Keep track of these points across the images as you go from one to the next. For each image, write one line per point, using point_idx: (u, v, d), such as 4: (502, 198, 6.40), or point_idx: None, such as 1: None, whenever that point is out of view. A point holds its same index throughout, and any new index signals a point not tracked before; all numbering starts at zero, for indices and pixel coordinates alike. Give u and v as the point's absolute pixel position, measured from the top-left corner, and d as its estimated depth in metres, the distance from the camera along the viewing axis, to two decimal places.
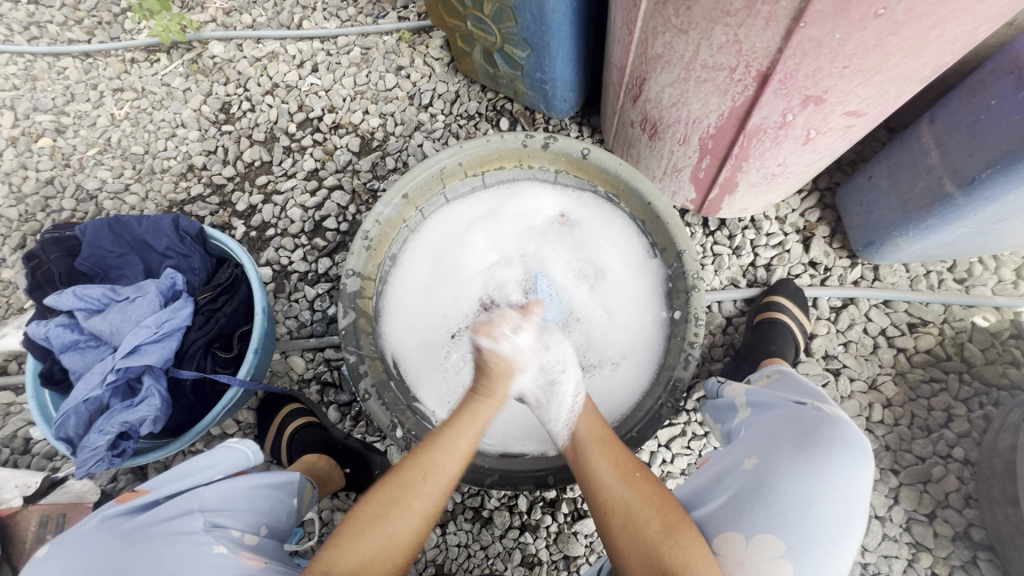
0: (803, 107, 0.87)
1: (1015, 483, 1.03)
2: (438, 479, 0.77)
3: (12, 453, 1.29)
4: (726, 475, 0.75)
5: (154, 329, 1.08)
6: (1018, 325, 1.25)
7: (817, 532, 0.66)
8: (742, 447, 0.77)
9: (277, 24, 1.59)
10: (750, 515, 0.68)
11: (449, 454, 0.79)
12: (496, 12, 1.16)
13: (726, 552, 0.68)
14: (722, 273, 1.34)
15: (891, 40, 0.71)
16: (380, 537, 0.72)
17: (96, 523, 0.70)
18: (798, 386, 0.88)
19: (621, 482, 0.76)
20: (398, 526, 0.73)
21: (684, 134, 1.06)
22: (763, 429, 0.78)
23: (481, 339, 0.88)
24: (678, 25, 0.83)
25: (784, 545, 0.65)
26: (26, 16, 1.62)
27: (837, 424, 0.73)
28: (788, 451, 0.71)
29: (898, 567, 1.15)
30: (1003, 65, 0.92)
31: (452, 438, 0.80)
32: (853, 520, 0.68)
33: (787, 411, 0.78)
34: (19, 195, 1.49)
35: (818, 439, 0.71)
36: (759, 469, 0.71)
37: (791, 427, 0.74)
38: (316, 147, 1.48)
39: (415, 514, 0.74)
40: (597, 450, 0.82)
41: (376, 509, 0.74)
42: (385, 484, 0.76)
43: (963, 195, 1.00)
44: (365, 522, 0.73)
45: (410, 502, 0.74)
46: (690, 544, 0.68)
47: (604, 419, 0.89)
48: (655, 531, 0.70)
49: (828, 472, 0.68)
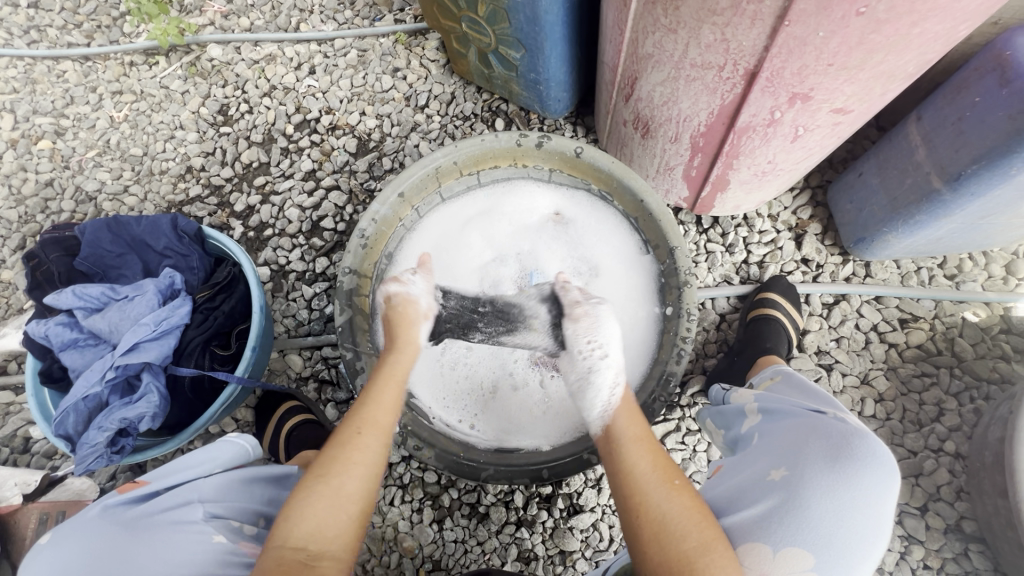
0: (790, 104, 0.88)
1: (1002, 474, 1.04)
2: (374, 430, 0.82)
3: (12, 452, 1.30)
4: (753, 486, 0.76)
5: (153, 327, 1.09)
6: (1008, 320, 1.26)
7: (844, 544, 0.67)
8: (767, 457, 0.78)
9: (275, 27, 1.60)
10: (778, 528, 0.69)
11: (378, 407, 0.85)
12: (490, 14, 1.18)
13: (752, 562, 0.69)
14: (716, 270, 1.35)
15: (874, 38, 0.72)
16: (329, 494, 0.74)
17: (98, 512, 0.71)
18: (808, 391, 0.89)
19: (662, 488, 0.76)
20: (348, 478, 0.76)
21: (675, 132, 1.08)
22: (785, 439, 0.78)
23: (390, 285, 1.03)
24: (667, 25, 0.85)
25: (813, 558, 0.67)
26: (26, 20, 1.64)
27: (865, 437, 0.73)
28: (818, 465, 0.71)
29: (890, 559, 1.15)
30: (985, 63, 0.93)
31: (379, 392, 0.88)
32: (879, 532, 0.69)
33: (807, 420, 0.79)
34: (20, 196, 1.51)
35: (848, 453, 0.71)
36: (789, 481, 0.72)
37: (818, 438, 0.75)
38: (313, 148, 1.50)
39: (360, 467, 0.78)
40: (638, 451, 0.82)
41: (319, 471, 0.76)
42: (325, 449, 0.79)
43: (950, 190, 1.01)
44: (309, 485, 0.75)
45: (352, 456, 0.78)
46: (724, 558, 0.67)
47: (643, 420, 0.89)
48: (692, 542, 0.69)
49: (859, 488, 0.69)
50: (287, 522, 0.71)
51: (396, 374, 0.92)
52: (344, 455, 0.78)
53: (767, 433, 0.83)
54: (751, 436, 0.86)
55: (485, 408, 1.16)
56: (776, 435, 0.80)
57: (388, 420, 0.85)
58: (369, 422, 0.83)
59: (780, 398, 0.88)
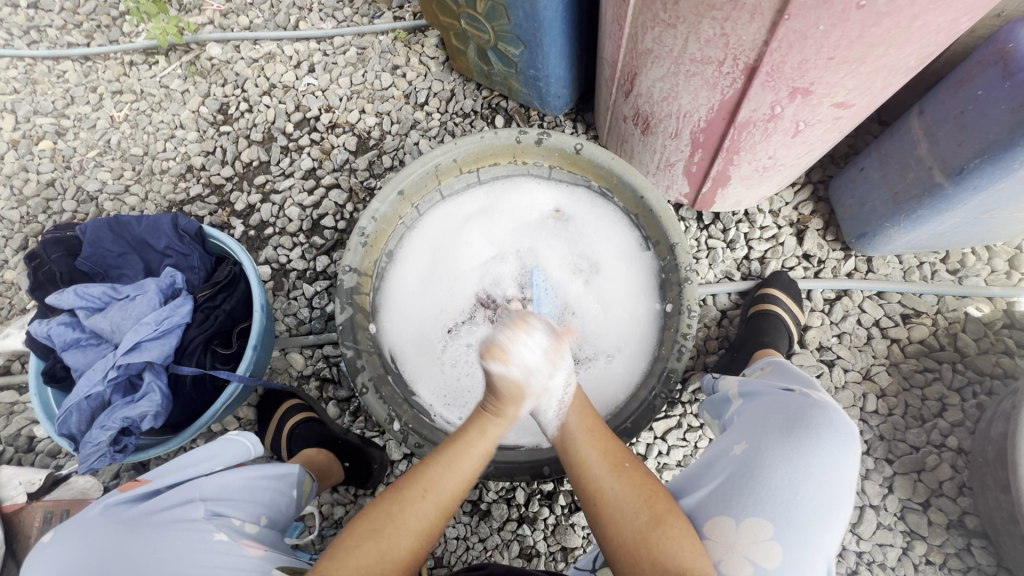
0: (791, 99, 0.88)
1: (1006, 470, 1.04)
2: (437, 498, 0.75)
3: (16, 451, 1.31)
4: (715, 462, 0.76)
5: (154, 326, 1.10)
6: (1011, 315, 1.26)
7: (805, 513, 0.68)
8: (730, 435, 0.79)
9: (274, 25, 1.60)
10: (739, 499, 0.70)
11: (450, 473, 0.77)
12: (489, 10, 1.18)
13: (715, 537, 0.69)
14: (717, 267, 1.35)
15: (874, 31, 0.72)
16: (376, 549, 0.69)
17: (100, 511, 0.71)
18: (787, 374, 0.91)
19: (612, 474, 0.76)
20: (395, 540, 0.71)
21: (675, 128, 1.07)
22: (750, 416, 0.80)
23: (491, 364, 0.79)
24: (666, 20, 0.84)
25: (774, 528, 0.66)
26: (27, 20, 1.64)
27: (824, 409, 0.75)
28: (777, 437, 0.73)
29: (892, 555, 1.15)
30: (988, 56, 0.92)
31: (458, 454, 0.79)
32: (840, 502, 0.70)
33: (774, 399, 0.80)
34: (22, 197, 1.51)
35: (806, 424, 0.73)
36: (748, 454, 0.73)
37: (780, 412, 0.76)
38: (313, 146, 1.50)
39: (415, 528, 0.72)
40: (587, 439, 0.82)
41: (374, 523, 0.71)
42: (384, 501, 0.74)
43: (953, 184, 1.01)
44: (362, 537, 0.70)
45: (406, 518, 0.72)
46: (681, 534, 0.68)
47: (593, 407, 0.88)
48: (643, 519, 0.71)
49: (817, 456, 0.70)
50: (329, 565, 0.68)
51: (481, 443, 0.81)
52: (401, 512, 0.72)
53: (740, 414, 0.84)
54: (730, 421, 0.87)
55: None
56: (744, 413, 0.81)
57: (456, 488, 0.77)
58: (439, 483, 0.75)
59: (760, 381, 0.89)
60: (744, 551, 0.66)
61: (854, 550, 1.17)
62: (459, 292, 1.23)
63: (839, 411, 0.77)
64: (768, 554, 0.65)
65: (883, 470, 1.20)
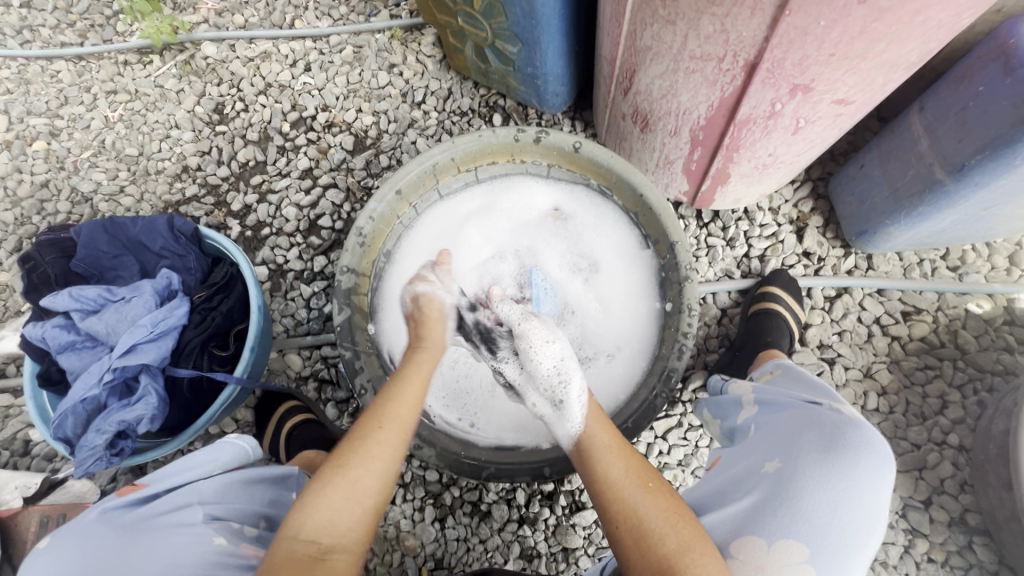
0: (791, 96, 0.87)
1: (1008, 467, 1.03)
2: (395, 427, 0.80)
3: (12, 455, 1.30)
4: (747, 480, 0.76)
5: (149, 329, 1.08)
6: (1012, 311, 1.25)
7: (839, 535, 0.67)
8: (762, 451, 0.78)
9: (269, 24, 1.59)
10: (771, 520, 0.69)
11: (400, 404, 0.83)
12: (486, 7, 1.17)
13: (744, 556, 0.68)
14: (716, 265, 1.34)
15: (876, 26, 0.71)
16: (345, 490, 0.71)
17: (96, 516, 0.71)
18: (809, 381, 0.89)
19: (638, 491, 0.75)
20: (360, 476, 0.73)
21: (675, 126, 1.07)
22: (782, 431, 0.78)
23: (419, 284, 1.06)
24: (666, 16, 0.83)
25: (808, 550, 0.66)
26: (19, 20, 1.62)
27: (860, 427, 0.74)
28: (813, 456, 0.72)
29: (894, 553, 1.15)
30: (989, 51, 0.92)
31: (403, 389, 0.86)
32: (874, 525, 0.69)
33: (804, 412, 0.79)
34: (15, 198, 1.49)
35: (843, 443, 0.72)
36: (782, 473, 0.72)
37: (814, 429, 0.75)
38: (310, 146, 1.48)
39: (375, 463, 0.75)
40: (614, 457, 0.81)
41: (335, 464, 0.74)
42: (346, 440, 0.78)
43: (953, 181, 1.00)
44: (325, 479, 0.72)
45: (366, 451, 0.76)
46: (708, 556, 0.66)
47: (620, 432, 0.88)
48: (669, 540, 0.68)
49: (854, 477, 0.69)
50: (303, 512, 0.69)
51: (412, 392, 0.86)
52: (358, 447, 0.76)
53: (766, 426, 0.83)
54: (749, 431, 0.86)
55: (485, 406, 1.16)
56: (772, 428, 0.80)
57: (409, 417, 0.83)
58: (386, 422, 0.80)
59: (777, 390, 0.89)
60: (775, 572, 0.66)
61: None
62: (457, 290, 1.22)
63: (873, 430, 0.75)
64: None
65: None
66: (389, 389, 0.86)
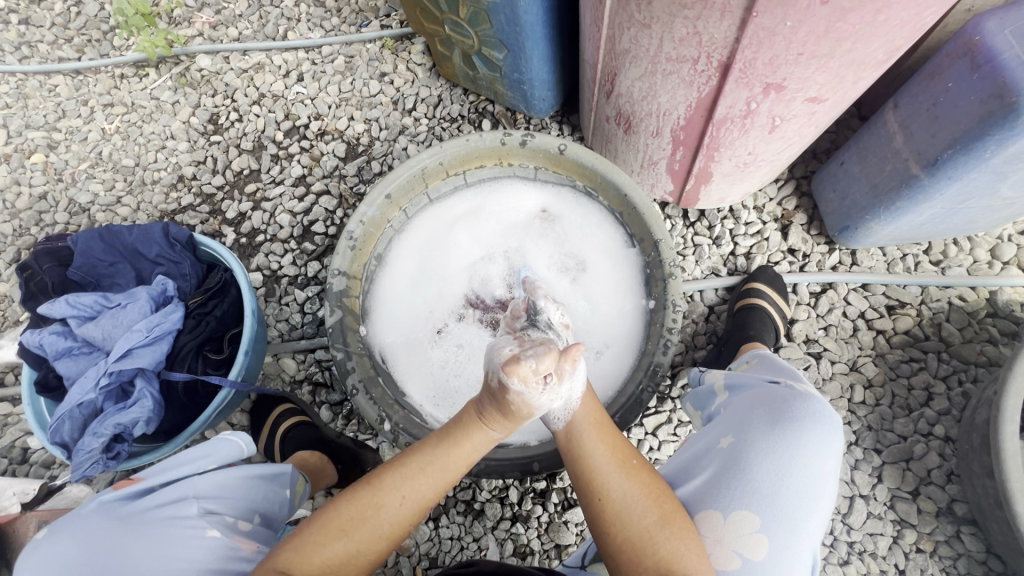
0: (765, 95, 0.90)
1: (989, 456, 1.04)
2: (416, 493, 0.74)
3: (11, 463, 1.31)
4: (705, 455, 0.80)
5: (146, 333, 1.11)
6: (994, 304, 1.27)
7: (788, 505, 0.71)
8: (718, 427, 0.82)
9: (263, 36, 1.62)
10: (726, 493, 0.73)
11: (435, 470, 0.76)
12: (472, 16, 1.20)
13: (705, 530, 0.72)
14: (703, 263, 1.36)
15: (840, 26, 0.74)
16: (343, 552, 0.69)
17: (94, 508, 0.73)
18: (775, 367, 0.94)
19: (620, 471, 0.75)
20: (361, 546, 0.70)
21: (656, 127, 1.09)
22: (739, 407, 0.83)
23: (483, 319, 0.89)
24: (642, 20, 0.86)
25: (760, 519, 0.70)
26: (18, 36, 1.66)
27: (808, 401, 0.79)
28: (763, 430, 0.76)
29: (883, 543, 1.16)
30: (956, 48, 0.94)
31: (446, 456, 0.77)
32: (822, 493, 0.74)
33: (761, 390, 0.84)
34: (14, 210, 1.52)
35: (790, 418, 0.77)
36: (734, 448, 0.76)
37: (766, 404, 0.80)
38: (303, 154, 1.51)
39: (384, 526, 0.72)
40: (596, 436, 0.80)
41: (342, 522, 0.71)
42: (364, 490, 0.73)
43: (928, 175, 1.03)
44: (332, 533, 0.70)
45: (376, 517, 0.72)
46: (685, 536, 0.70)
47: (600, 404, 0.87)
48: (650, 519, 0.70)
49: (799, 448, 0.74)
50: (294, 554, 0.67)
51: (473, 445, 0.79)
52: (372, 501, 0.72)
53: (728, 405, 0.87)
54: (716, 413, 0.90)
55: None
56: (732, 405, 0.85)
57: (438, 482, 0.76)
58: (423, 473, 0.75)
59: (745, 374, 0.92)
60: (731, 544, 0.70)
61: (846, 540, 1.18)
62: (447, 292, 1.24)
63: (823, 402, 0.80)
64: (755, 547, 0.69)
65: (872, 459, 1.21)
66: (454, 430, 0.79)
